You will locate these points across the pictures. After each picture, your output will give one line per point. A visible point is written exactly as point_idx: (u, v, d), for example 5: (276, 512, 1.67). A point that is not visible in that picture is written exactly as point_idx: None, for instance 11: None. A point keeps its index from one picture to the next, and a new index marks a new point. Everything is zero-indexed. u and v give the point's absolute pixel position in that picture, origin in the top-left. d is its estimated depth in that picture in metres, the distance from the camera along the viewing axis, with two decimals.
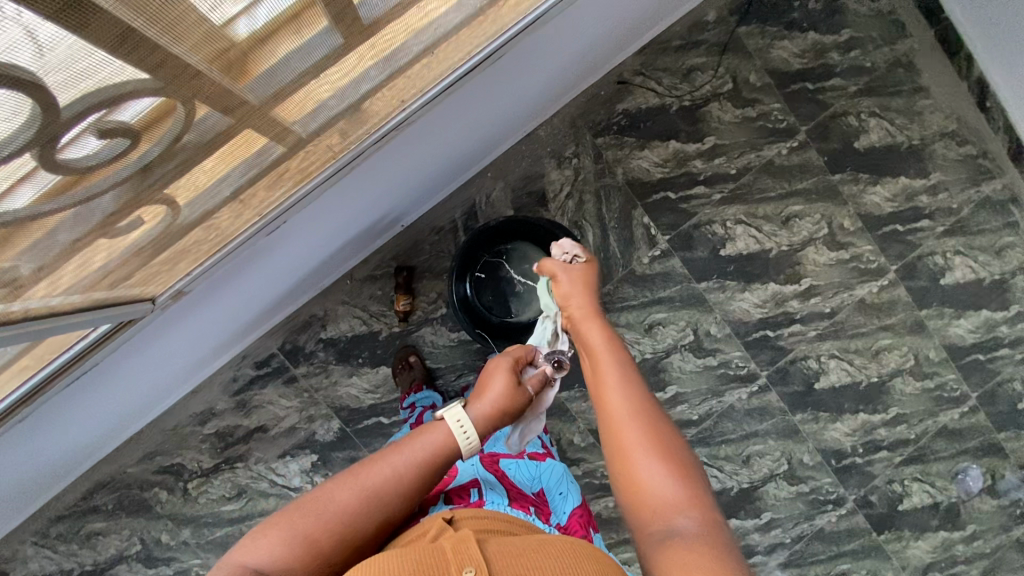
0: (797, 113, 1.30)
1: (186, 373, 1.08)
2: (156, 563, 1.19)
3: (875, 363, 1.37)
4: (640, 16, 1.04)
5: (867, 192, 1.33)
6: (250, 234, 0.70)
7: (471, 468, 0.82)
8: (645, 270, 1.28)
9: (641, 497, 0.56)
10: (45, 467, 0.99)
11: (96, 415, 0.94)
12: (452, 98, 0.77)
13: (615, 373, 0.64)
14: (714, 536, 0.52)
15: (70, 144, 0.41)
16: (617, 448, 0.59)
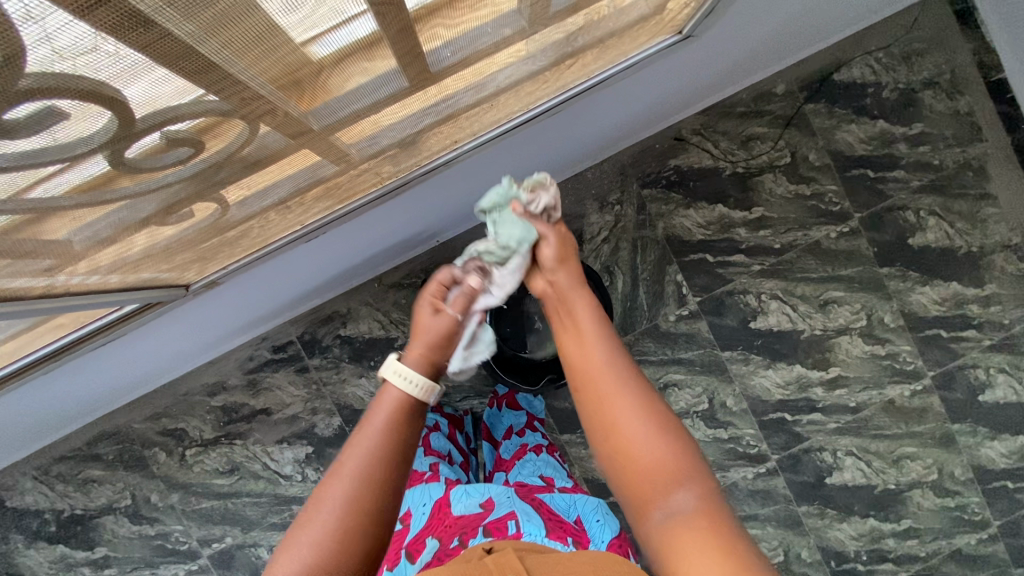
0: (852, 199, 1.27)
1: (205, 348, 1.11)
2: (142, 520, 1.22)
3: (894, 470, 1.31)
4: (707, 83, 1.04)
5: (914, 291, 1.28)
6: (286, 240, 0.76)
7: (508, 502, 0.88)
8: (670, 327, 1.26)
9: (639, 474, 0.63)
10: (59, 411, 1.03)
11: (116, 375, 0.98)
12: (508, 143, 0.83)
13: (603, 352, 0.70)
14: (710, 505, 0.60)
15: (138, 147, 0.44)
16: (611, 426, 0.66)
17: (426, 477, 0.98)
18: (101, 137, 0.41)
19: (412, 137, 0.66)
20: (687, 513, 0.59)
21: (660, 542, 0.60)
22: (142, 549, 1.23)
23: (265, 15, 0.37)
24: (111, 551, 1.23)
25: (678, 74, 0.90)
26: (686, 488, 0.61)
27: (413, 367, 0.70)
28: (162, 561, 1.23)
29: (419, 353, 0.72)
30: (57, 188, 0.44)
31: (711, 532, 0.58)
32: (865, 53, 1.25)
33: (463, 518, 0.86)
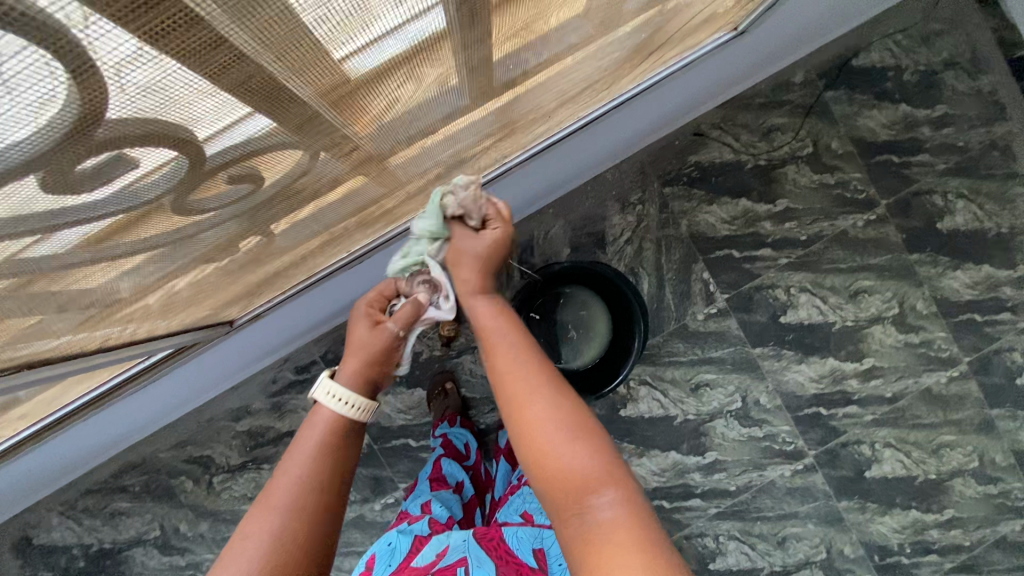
0: (878, 186, 1.24)
1: (233, 372, 1.09)
2: (171, 551, 1.20)
3: (935, 459, 1.29)
4: (741, 71, 1.00)
5: (945, 276, 1.26)
6: (334, 264, 0.82)
7: (460, 547, 0.82)
8: (698, 327, 1.24)
9: (556, 482, 0.56)
10: (93, 445, 1.02)
11: (149, 404, 0.97)
12: (552, 154, 0.90)
13: (513, 351, 0.63)
14: (631, 517, 0.53)
15: (207, 184, 0.42)
16: (526, 427, 0.58)
17: (408, 513, 0.94)
18: (172, 179, 0.39)
19: (443, 153, 0.64)
20: (608, 520, 0.53)
21: (581, 560, 0.53)
22: None
23: (303, 26, 0.32)
24: None
25: (709, 67, 0.89)
26: (607, 491, 0.54)
27: (348, 387, 0.65)
28: None
29: (354, 369, 0.67)
30: (119, 233, 0.41)
31: (637, 542, 0.51)
32: (883, 36, 1.23)
33: (413, 566, 0.80)
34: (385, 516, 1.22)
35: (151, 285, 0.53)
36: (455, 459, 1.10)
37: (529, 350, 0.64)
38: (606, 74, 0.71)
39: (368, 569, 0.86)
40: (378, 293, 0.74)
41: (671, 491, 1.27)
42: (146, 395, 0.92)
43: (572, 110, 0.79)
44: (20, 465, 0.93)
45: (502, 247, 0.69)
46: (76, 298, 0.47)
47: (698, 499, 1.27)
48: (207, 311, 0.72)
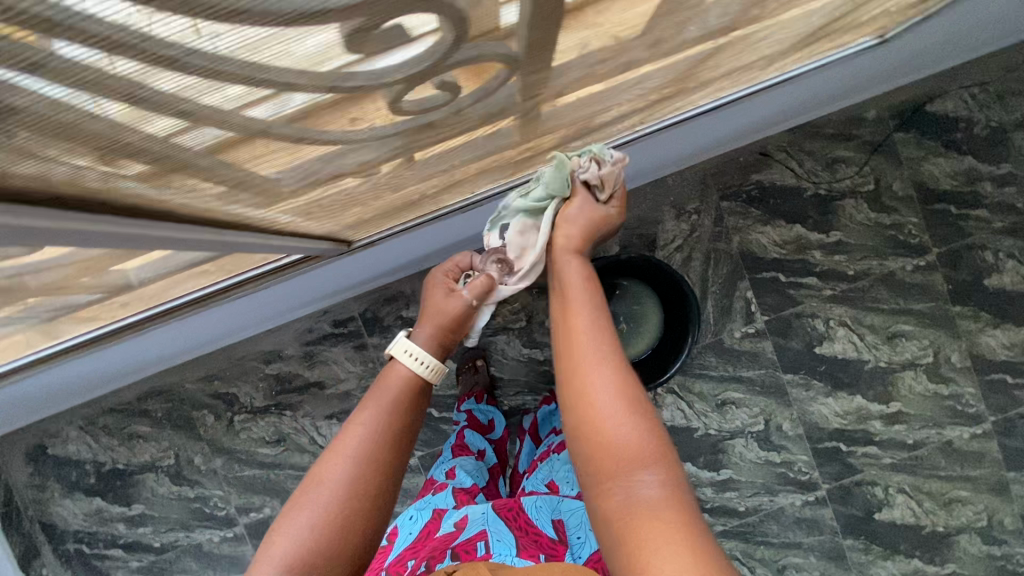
0: (932, 233, 1.25)
1: (279, 315, 1.07)
2: (183, 481, 1.21)
3: (944, 512, 1.29)
4: (848, 90, 0.99)
5: (984, 333, 1.26)
6: (453, 203, 0.83)
7: (481, 519, 0.82)
8: (734, 344, 1.25)
9: (602, 453, 0.58)
10: (130, 365, 0.99)
11: (198, 332, 0.94)
12: (662, 137, 0.89)
13: (589, 315, 0.66)
14: (671, 498, 0.54)
15: (389, 88, 0.42)
16: (580, 392, 0.61)
17: (434, 481, 0.97)
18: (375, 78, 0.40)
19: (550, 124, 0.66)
20: (653, 498, 0.54)
21: (619, 533, 0.54)
22: (179, 511, 1.22)
23: None
24: (147, 509, 1.22)
25: (827, 77, 0.87)
26: (652, 469, 0.56)
27: (423, 346, 0.77)
28: (197, 525, 1.22)
29: (428, 333, 0.78)
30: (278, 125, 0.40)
31: (677, 523, 0.52)
32: (960, 87, 1.23)
33: (436, 537, 0.81)
34: None
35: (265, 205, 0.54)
36: (477, 431, 1.12)
37: (602, 321, 0.66)
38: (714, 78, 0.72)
39: (389, 542, 0.86)
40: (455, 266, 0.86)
41: None
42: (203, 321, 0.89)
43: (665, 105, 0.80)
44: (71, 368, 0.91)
45: (603, 223, 0.76)
46: (218, 194, 0.47)
47: (705, 514, 1.27)
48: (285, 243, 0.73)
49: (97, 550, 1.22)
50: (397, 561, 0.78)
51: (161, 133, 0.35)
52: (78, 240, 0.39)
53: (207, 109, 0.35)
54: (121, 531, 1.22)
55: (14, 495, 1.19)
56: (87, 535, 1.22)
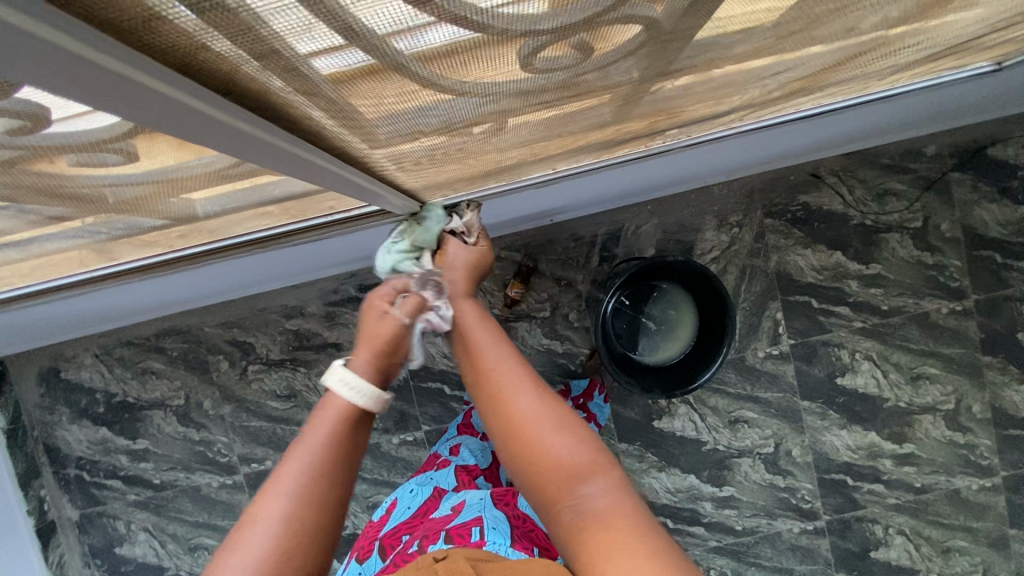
0: (973, 279, 1.22)
1: (308, 271, 1.04)
2: (190, 423, 1.22)
3: (940, 560, 1.28)
4: (946, 115, 0.92)
5: (1009, 387, 1.24)
6: (537, 176, 0.79)
7: (477, 506, 0.78)
8: (756, 363, 1.23)
9: (540, 475, 0.54)
10: (154, 300, 0.97)
11: (228, 276, 0.91)
12: (751, 139, 0.82)
13: (491, 345, 0.61)
14: (619, 502, 0.52)
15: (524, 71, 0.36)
16: (508, 423, 0.57)
17: (439, 456, 0.97)
18: (508, 71, 0.36)
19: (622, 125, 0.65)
20: (600, 507, 0.52)
21: (574, 547, 0.51)
22: (182, 452, 1.22)
23: None
24: (151, 446, 1.22)
25: (933, 101, 0.81)
26: (596, 479, 0.53)
27: (361, 375, 0.59)
28: (198, 468, 1.23)
29: (366, 361, 0.61)
30: (407, 90, 0.35)
31: (632, 524, 0.50)
32: None
33: (432, 518, 0.78)
34: (400, 451, 1.23)
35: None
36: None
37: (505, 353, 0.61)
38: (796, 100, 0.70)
39: (388, 514, 0.86)
40: (391, 284, 0.64)
41: (678, 512, 1.26)
42: (238, 266, 0.87)
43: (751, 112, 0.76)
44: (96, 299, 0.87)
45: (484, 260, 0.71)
46: None
47: (701, 528, 1.27)
48: None
49: (97, 479, 1.23)
50: (391, 534, 0.78)
51: (293, 46, 0.28)
52: (227, 142, 0.32)
53: (351, 30, 0.28)
54: (122, 463, 1.23)
55: (22, 413, 1.19)
56: (89, 462, 1.23)
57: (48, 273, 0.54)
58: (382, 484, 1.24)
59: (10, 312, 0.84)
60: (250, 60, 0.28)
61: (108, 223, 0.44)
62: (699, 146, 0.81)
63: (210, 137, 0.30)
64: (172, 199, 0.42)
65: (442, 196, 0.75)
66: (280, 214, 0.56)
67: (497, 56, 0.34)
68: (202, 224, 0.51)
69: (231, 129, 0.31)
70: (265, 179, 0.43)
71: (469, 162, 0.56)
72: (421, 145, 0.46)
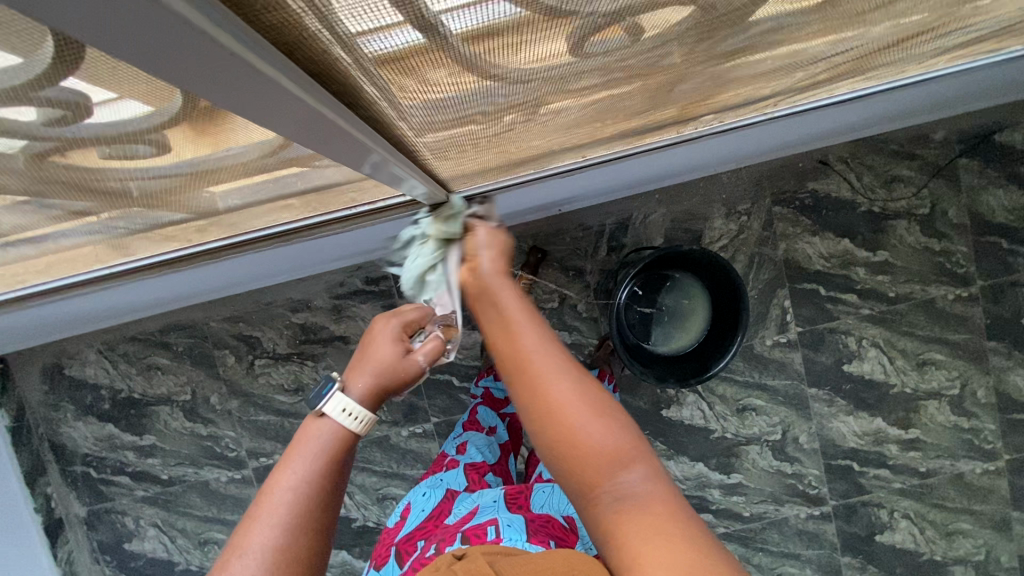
0: (979, 265, 1.23)
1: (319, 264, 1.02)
2: (196, 419, 1.21)
3: (944, 542, 1.30)
4: (969, 98, 0.91)
5: (1014, 371, 1.25)
6: (567, 162, 0.78)
7: (492, 507, 0.78)
8: (763, 351, 1.24)
9: (575, 458, 0.50)
10: (165, 295, 0.96)
11: (239, 270, 0.90)
12: (783, 123, 0.81)
13: (531, 330, 0.52)
14: (659, 492, 0.50)
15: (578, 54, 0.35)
16: (544, 411, 0.50)
17: (445, 456, 0.96)
18: (556, 53, 0.35)
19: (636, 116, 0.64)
20: (641, 499, 0.49)
21: (612, 542, 0.49)
22: (190, 447, 1.22)
23: None
24: (158, 442, 1.21)
25: (961, 84, 0.80)
26: (635, 468, 0.50)
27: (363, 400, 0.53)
28: (206, 463, 1.22)
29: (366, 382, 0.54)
30: (447, 68, 0.34)
31: (671, 512, 0.49)
32: None
33: (446, 521, 0.78)
34: (410, 444, 1.23)
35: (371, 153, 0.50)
36: (492, 407, 1.08)
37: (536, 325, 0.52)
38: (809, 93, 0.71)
39: (402, 519, 0.85)
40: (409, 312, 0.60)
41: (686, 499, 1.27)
42: (250, 261, 0.86)
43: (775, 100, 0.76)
44: (114, 295, 0.87)
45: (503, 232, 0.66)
46: None
47: (709, 514, 1.28)
48: None
49: (104, 475, 1.22)
50: (407, 540, 0.78)
51: (354, 33, 0.28)
52: (289, 124, 0.30)
53: (412, 11, 0.27)
54: (130, 459, 1.22)
55: (26, 411, 1.18)
56: (95, 459, 1.22)
57: (62, 270, 0.53)
58: (392, 477, 1.24)
59: (25, 308, 0.83)
60: (334, 39, 0.28)
61: (126, 218, 0.43)
62: (731, 133, 0.80)
63: (274, 117, 0.29)
64: (198, 192, 0.41)
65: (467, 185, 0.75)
66: (300, 207, 0.55)
67: (549, 37, 0.32)
68: (221, 218, 0.50)
69: (317, 120, 0.31)
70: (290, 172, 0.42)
71: (494, 153, 0.55)
72: (449, 135, 0.45)
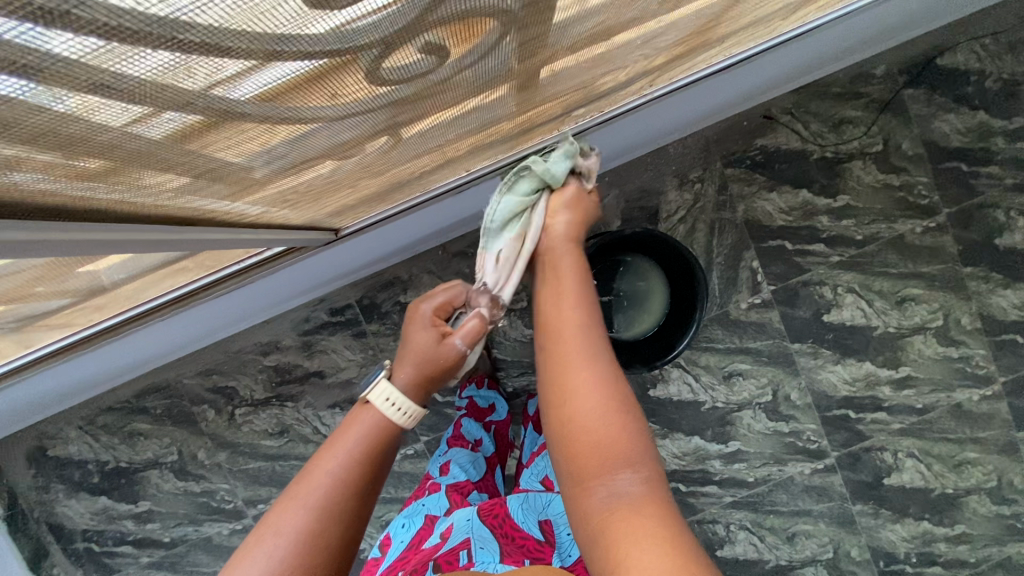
0: (942, 193, 1.21)
1: (273, 306, 1.07)
2: (187, 477, 1.20)
3: (954, 475, 1.28)
4: (839, 38, 0.94)
5: (994, 293, 1.23)
6: (448, 181, 0.87)
7: (465, 526, 0.78)
8: (740, 315, 1.22)
9: (586, 448, 0.64)
10: (122, 366, 1.01)
11: (178, 328, 0.95)
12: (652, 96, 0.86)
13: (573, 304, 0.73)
14: (648, 490, 0.60)
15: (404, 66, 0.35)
16: (569, 396, 0.67)
17: (428, 478, 0.95)
18: (332, 46, 0.36)
19: (534, 100, 0.63)
20: (632, 494, 0.59)
21: (602, 525, 0.58)
22: (187, 506, 1.21)
23: None
24: (154, 506, 1.21)
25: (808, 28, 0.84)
26: (631, 468, 0.61)
27: (403, 391, 0.73)
28: (205, 519, 1.22)
29: (409, 375, 0.75)
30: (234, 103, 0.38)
31: (656, 509, 0.58)
32: (972, 37, 1.18)
33: (423, 547, 0.77)
34: (403, 466, 1.22)
35: (251, 187, 0.52)
36: (475, 419, 1.10)
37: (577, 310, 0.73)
38: (712, 40, 0.69)
39: (382, 550, 0.84)
40: (443, 304, 0.80)
41: (688, 475, 1.26)
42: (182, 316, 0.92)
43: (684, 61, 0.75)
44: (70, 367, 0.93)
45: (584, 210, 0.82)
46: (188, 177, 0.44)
47: (714, 486, 1.27)
48: None
49: (107, 548, 1.22)
50: (387, 570, 0.76)
51: (124, 125, 0.34)
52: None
53: (161, 85, 0.33)
54: (129, 528, 1.21)
55: (18, 497, 1.18)
56: (95, 533, 1.21)
57: None
58: (392, 502, 1.23)
59: None
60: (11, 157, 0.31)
61: None
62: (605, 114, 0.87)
63: None
64: None
65: (355, 220, 0.88)
66: None
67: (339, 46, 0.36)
68: None
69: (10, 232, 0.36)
70: (160, 203, 0.47)
71: None
72: None
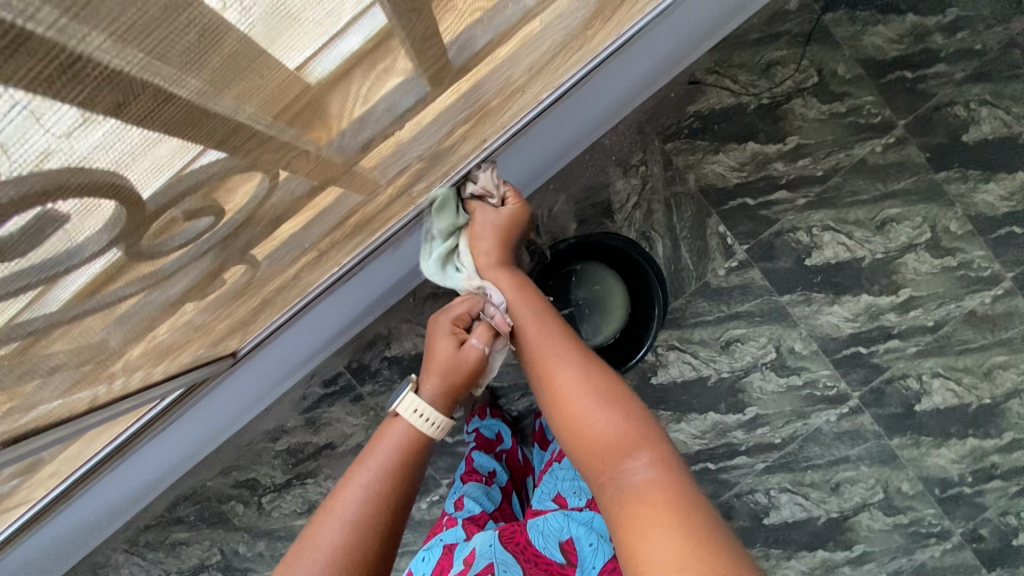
0: (893, 106, 1.17)
1: (236, 413, 1.09)
2: (234, 573, 1.24)
3: (987, 383, 1.23)
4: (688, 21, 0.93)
5: (977, 191, 1.18)
6: (324, 282, 0.82)
7: (488, 552, 0.79)
8: (721, 283, 1.20)
9: (592, 447, 0.65)
10: (112, 505, 1.06)
11: (141, 465, 0.99)
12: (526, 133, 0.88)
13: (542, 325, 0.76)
14: (662, 473, 0.60)
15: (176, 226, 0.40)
16: (558, 395, 0.69)
17: (445, 514, 0.95)
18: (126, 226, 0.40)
19: (417, 147, 0.64)
20: (643, 480, 0.59)
21: (620, 517, 0.58)
22: None
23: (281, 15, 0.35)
24: None
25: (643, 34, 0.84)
26: (638, 455, 0.62)
27: (430, 401, 0.73)
28: None
29: (435, 386, 0.74)
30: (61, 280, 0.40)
31: (668, 496, 0.57)
32: None
33: None
34: (433, 513, 1.24)
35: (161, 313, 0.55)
36: (487, 450, 1.11)
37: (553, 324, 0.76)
38: (572, 37, 0.70)
39: None
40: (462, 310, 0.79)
41: (714, 452, 1.24)
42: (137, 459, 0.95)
43: (563, 63, 0.76)
44: (59, 524, 0.95)
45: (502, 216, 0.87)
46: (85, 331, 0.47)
47: (743, 456, 1.24)
48: (217, 334, 0.74)
49: None
50: None
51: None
52: None
53: None
54: None
55: None
56: None
57: None
58: None
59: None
60: None
61: None
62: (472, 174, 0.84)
63: None
64: None
65: (248, 338, 0.85)
66: None
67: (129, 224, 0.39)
68: None
69: None
70: (74, 357, 0.51)
71: None
72: None
